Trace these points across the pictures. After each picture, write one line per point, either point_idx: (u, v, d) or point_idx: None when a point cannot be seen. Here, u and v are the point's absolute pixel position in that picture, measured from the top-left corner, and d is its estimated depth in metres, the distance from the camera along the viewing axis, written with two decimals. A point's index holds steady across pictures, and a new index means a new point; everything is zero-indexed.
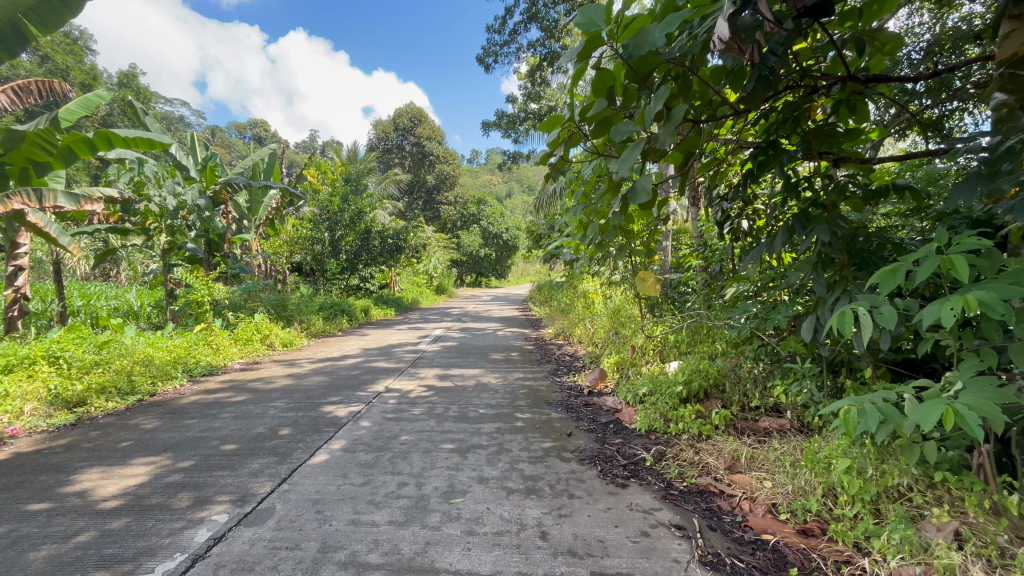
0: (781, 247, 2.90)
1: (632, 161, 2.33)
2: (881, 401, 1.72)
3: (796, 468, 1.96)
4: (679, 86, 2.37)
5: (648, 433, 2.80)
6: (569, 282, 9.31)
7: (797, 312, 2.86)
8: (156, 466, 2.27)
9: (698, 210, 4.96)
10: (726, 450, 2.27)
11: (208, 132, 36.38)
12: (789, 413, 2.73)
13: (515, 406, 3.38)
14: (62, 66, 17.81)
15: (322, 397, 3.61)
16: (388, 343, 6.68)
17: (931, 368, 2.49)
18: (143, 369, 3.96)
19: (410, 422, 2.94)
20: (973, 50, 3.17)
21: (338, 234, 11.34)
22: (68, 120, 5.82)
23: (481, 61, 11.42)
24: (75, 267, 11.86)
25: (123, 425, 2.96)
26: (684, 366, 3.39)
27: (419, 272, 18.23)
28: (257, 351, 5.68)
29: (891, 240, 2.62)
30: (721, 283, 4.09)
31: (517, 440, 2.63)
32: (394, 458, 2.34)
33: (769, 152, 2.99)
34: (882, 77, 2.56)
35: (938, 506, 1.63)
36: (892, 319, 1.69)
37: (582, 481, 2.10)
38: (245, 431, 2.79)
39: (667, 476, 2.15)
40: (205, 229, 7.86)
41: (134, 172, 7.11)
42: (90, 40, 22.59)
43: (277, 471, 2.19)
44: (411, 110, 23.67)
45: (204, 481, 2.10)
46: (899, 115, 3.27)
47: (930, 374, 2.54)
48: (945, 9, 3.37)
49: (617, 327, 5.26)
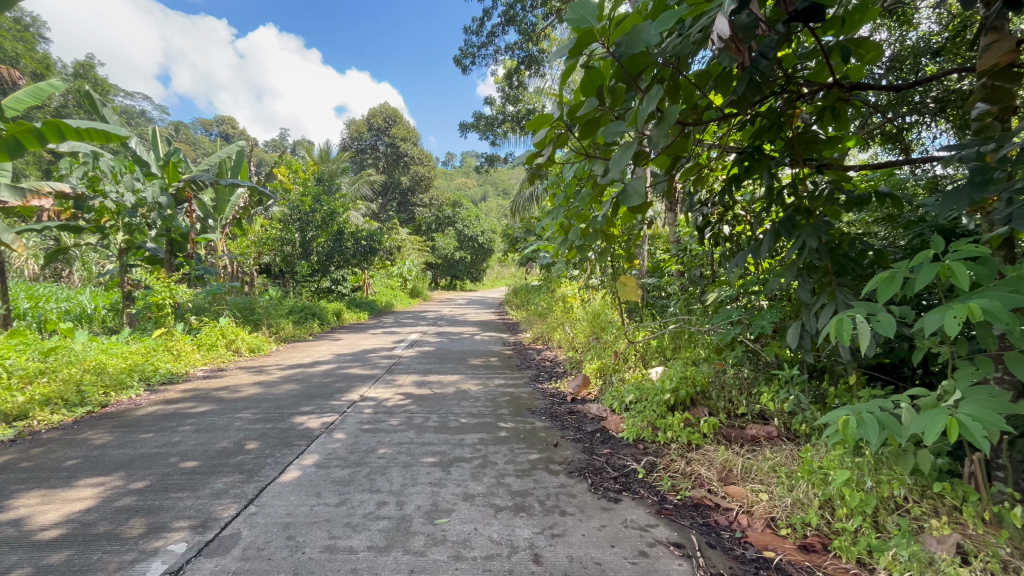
0: (767, 252, 2.88)
1: (623, 163, 2.23)
2: (877, 410, 1.69)
3: (791, 479, 1.91)
4: (671, 87, 2.32)
5: (636, 443, 2.73)
6: (546, 286, 9.27)
7: (782, 317, 2.84)
8: (105, 488, 2.06)
9: (676, 215, 4.97)
10: (717, 460, 2.21)
11: (172, 129, 35.10)
12: (776, 420, 2.70)
13: (497, 414, 3.26)
14: (11, 54, 16.81)
15: (292, 406, 3.41)
16: (362, 348, 6.46)
17: (908, 374, 2.52)
18: (95, 378, 3.67)
19: (388, 433, 2.79)
20: (931, 67, 3.24)
21: (309, 234, 11.02)
22: (15, 109, 5.42)
23: (458, 62, 11.33)
24: (23, 267, 11.11)
25: (70, 440, 2.71)
26: (668, 372, 3.34)
27: (393, 275, 17.88)
28: (222, 357, 5.38)
29: (874, 247, 2.63)
30: (702, 287, 4.08)
31: (502, 451, 2.52)
32: (371, 475, 2.19)
33: (753, 157, 2.95)
34: (864, 84, 2.60)
35: (936, 517, 1.60)
36: (890, 327, 1.66)
37: (573, 496, 2.00)
38: (208, 446, 2.58)
39: (660, 489, 2.08)
40: (167, 227, 7.50)
41: (88, 167, 6.63)
42: (43, 28, 21.38)
43: (243, 491, 2.01)
44: (386, 110, 23.44)
45: (161, 504, 1.90)
46: (866, 127, 3.30)
47: (907, 380, 2.57)
48: (904, 27, 3.43)
49: (598, 332, 5.22)
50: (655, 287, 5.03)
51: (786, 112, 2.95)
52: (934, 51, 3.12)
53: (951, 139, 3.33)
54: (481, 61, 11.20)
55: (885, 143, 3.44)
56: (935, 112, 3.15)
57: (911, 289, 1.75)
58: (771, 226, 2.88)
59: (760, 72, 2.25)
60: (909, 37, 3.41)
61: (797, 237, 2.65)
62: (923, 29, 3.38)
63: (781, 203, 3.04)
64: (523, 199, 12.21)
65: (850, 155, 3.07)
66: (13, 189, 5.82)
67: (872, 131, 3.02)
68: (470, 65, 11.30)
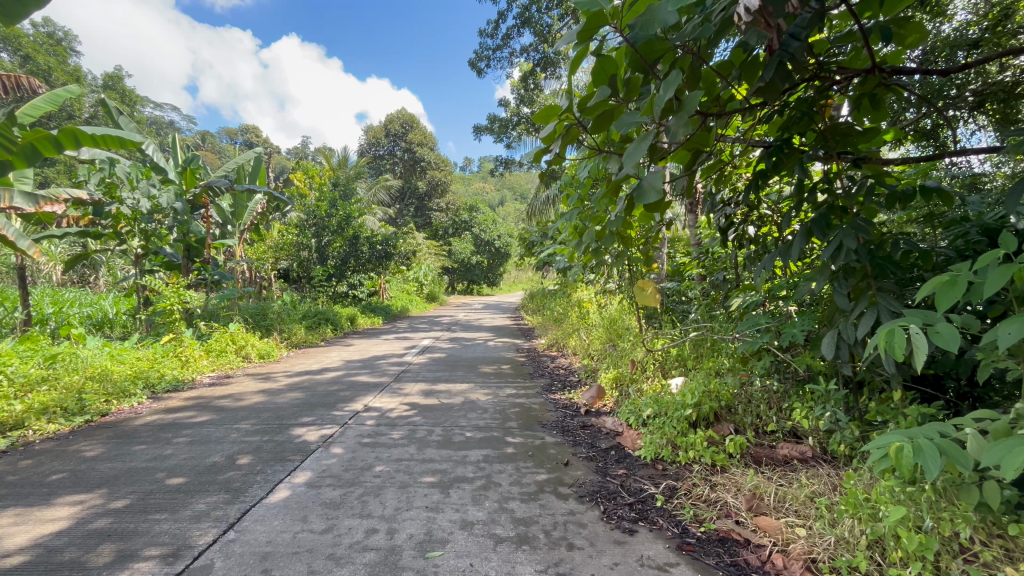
0: (798, 254, 2.63)
1: (638, 155, 2.02)
2: (937, 436, 1.44)
3: (833, 512, 1.67)
4: (690, 75, 2.11)
5: (654, 463, 2.51)
6: (562, 291, 9.07)
7: (817, 326, 2.60)
8: (82, 508, 1.94)
9: (697, 217, 4.74)
10: (744, 486, 1.98)
11: (198, 138, 36.15)
12: (811, 439, 2.43)
13: (505, 428, 3.07)
14: (43, 67, 17.56)
15: (293, 417, 3.27)
16: (373, 354, 6.33)
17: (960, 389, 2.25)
18: (97, 387, 3.62)
19: (388, 448, 2.63)
20: (971, 58, 2.80)
21: (325, 240, 11.01)
22: (33, 115, 5.65)
23: (472, 65, 11.29)
24: (50, 272, 11.39)
25: (60, 452, 2.61)
26: (689, 383, 3.10)
27: (409, 279, 17.81)
28: (231, 363, 5.32)
29: (920, 248, 2.37)
30: (725, 292, 3.83)
31: (507, 471, 2.32)
32: (363, 497, 2.02)
33: (780, 152, 2.71)
34: (908, 67, 2.34)
35: (1012, 565, 1.34)
36: (952, 340, 1.41)
37: (582, 526, 1.80)
38: (198, 460, 2.45)
39: (681, 519, 1.86)
40: (184, 233, 7.61)
41: (104, 173, 6.72)
42: (74, 42, 22.18)
43: (224, 514, 1.87)
44: (403, 116, 23.66)
45: (136, 528, 1.77)
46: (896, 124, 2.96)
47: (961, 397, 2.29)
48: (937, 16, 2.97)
49: (615, 339, 5.00)
50: (674, 291, 4.78)
51: (818, 103, 2.71)
52: (971, 44, 2.73)
53: (992, 135, 2.98)
54: (497, 64, 11.18)
55: (917, 141, 3.13)
56: (974, 107, 2.81)
57: (977, 295, 1.49)
58: (803, 225, 2.62)
59: (790, 54, 2.05)
60: (942, 29, 2.98)
61: (831, 238, 2.40)
62: (958, 19, 2.94)
63: (812, 201, 2.79)
64: (540, 202, 12.06)
65: (889, 148, 2.80)
66: (26, 196, 5.92)
67: (912, 122, 2.72)
68: (485, 69, 11.26)
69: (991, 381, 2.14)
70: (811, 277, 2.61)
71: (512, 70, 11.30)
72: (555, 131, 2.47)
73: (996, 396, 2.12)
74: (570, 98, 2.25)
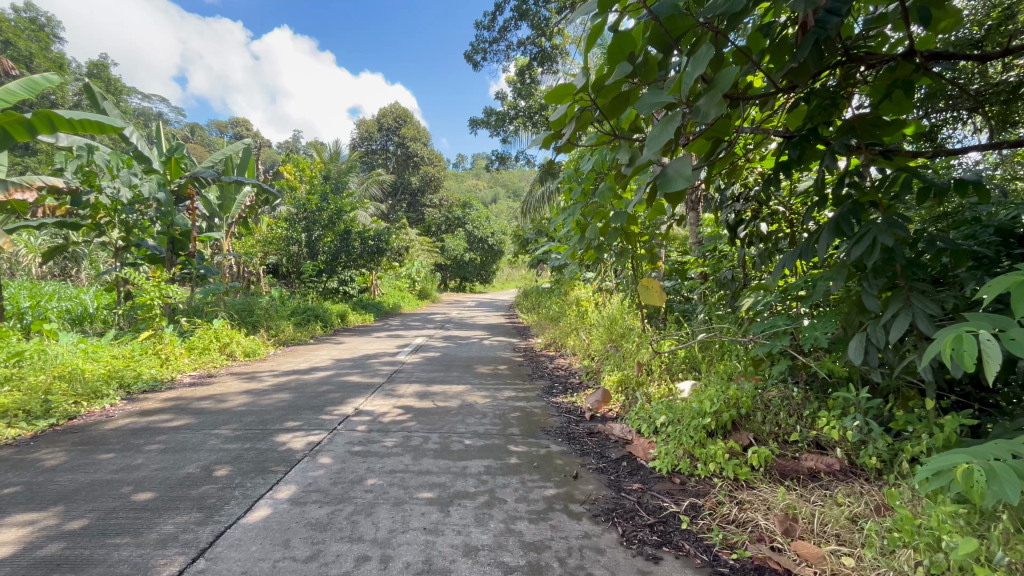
0: (821, 250, 2.43)
1: (664, 138, 1.79)
2: (1011, 459, 1.24)
3: (884, 540, 1.50)
4: (718, 53, 1.89)
5: (671, 476, 2.32)
6: (558, 289, 8.88)
7: (842, 329, 2.43)
8: (32, 530, 1.71)
9: (699, 215, 4.57)
10: (776, 505, 1.80)
11: (187, 130, 35.64)
12: (838, 450, 2.22)
13: (506, 435, 2.87)
14: (25, 53, 17.06)
15: (278, 421, 3.05)
16: (364, 353, 6.09)
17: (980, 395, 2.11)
18: (65, 388, 3.36)
19: (381, 457, 2.42)
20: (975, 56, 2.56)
21: (316, 234, 10.73)
22: (7, 101, 5.37)
23: (469, 58, 11.06)
24: (29, 264, 11.00)
25: (18, 461, 2.36)
26: (703, 389, 2.90)
27: (402, 276, 17.55)
28: (214, 362, 5.06)
29: (955, 247, 2.17)
30: (733, 292, 3.67)
31: (511, 485, 2.12)
32: (354, 516, 1.81)
33: (802, 144, 2.49)
34: (947, 53, 2.11)
35: None
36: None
37: (600, 552, 1.61)
38: (170, 472, 2.22)
39: (710, 544, 1.68)
40: (168, 225, 7.17)
41: (82, 160, 6.45)
42: (57, 28, 21.65)
43: (194, 538, 1.65)
44: (397, 109, 23.24)
45: (92, 555, 1.55)
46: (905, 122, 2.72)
47: (986, 408, 2.15)
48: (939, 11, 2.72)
49: (616, 340, 4.82)
50: (677, 291, 4.62)
51: (844, 91, 2.49)
52: (974, 43, 2.50)
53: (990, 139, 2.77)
54: (493, 57, 10.99)
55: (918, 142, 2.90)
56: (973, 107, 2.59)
57: None
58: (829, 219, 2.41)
59: (826, 31, 1.89)
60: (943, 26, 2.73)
61: (862, 234, 2.21)
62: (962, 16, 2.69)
63: (833, 199, 2.58)
64: (535, 199, 11.88)
65: (911, 143, 2.61)
66: None
67: (935, 116, 2.50)
68: (482, 62, 11.05)
69: (1000, 385, 2.05)
70: (831, 276, 2.44)
71: (509, 63, 11.12)
72: (566, 114, 2.25)
73: (1005, 401, 2.03)
74: (587, 75, 2.03)
